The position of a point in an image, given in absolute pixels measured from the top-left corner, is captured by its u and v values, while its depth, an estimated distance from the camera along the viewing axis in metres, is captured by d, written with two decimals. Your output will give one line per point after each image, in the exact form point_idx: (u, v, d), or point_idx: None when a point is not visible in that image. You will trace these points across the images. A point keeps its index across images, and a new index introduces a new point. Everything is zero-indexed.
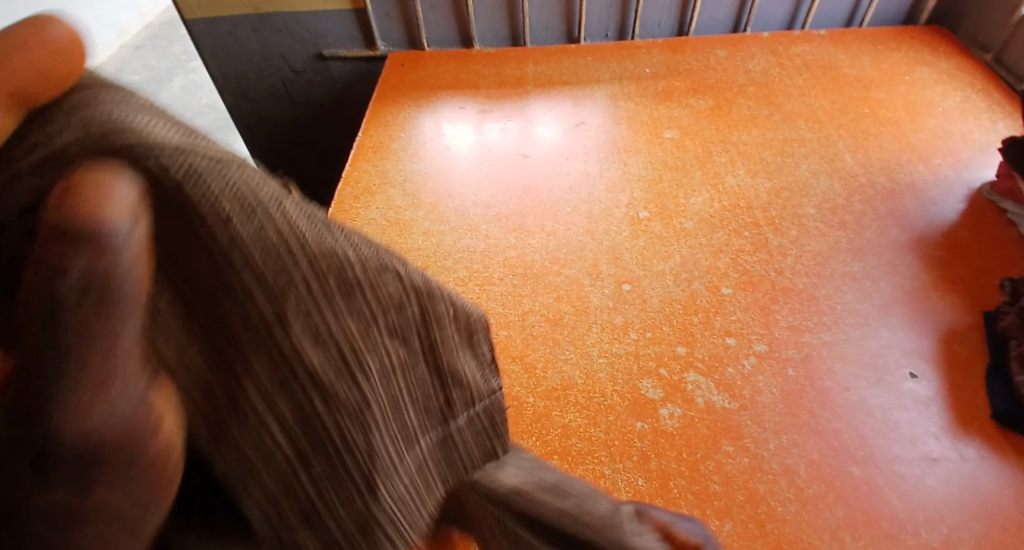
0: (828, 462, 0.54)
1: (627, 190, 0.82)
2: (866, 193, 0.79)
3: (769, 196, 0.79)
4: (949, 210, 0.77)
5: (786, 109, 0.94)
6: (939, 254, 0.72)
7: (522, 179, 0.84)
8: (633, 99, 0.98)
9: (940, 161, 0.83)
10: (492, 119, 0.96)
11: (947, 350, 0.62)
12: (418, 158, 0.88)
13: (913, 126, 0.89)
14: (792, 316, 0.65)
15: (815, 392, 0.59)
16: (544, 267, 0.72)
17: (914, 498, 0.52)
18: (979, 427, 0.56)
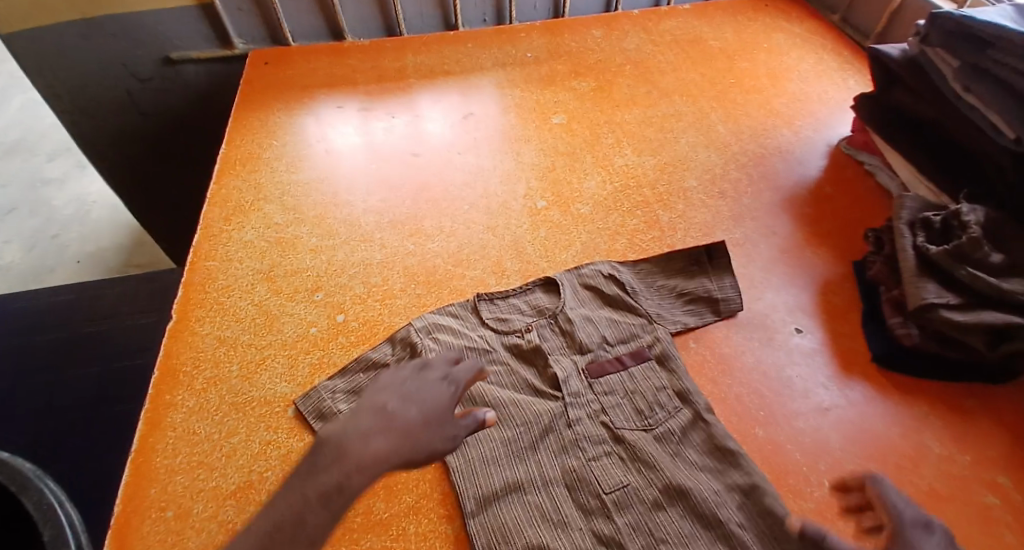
0: (735, 428, 0.56)
1: (522, 181, 0.81)
2: (742, 161, 0.83)
3: (656, 172, 0.82)
4: (815, 169, 0.83)
5: (663, 84, 0.96)
6: (811, 212, 0.77)
7: (412, 179, 0.81)
8: (517, 86, 0.96)
9: (803, 123, 0.89)
10: (374, 117, 0.90)
11: (826, 302, 0.67)
12: (296, 168, 0.82)
13: (778, 91, 0.95)
14: (688, 283, 0.66)
15: (716, 361, 0.61)
16: (445, 271, 0.69)
17: (813, 449, 0.54)
18: (859, 371, 0.60)
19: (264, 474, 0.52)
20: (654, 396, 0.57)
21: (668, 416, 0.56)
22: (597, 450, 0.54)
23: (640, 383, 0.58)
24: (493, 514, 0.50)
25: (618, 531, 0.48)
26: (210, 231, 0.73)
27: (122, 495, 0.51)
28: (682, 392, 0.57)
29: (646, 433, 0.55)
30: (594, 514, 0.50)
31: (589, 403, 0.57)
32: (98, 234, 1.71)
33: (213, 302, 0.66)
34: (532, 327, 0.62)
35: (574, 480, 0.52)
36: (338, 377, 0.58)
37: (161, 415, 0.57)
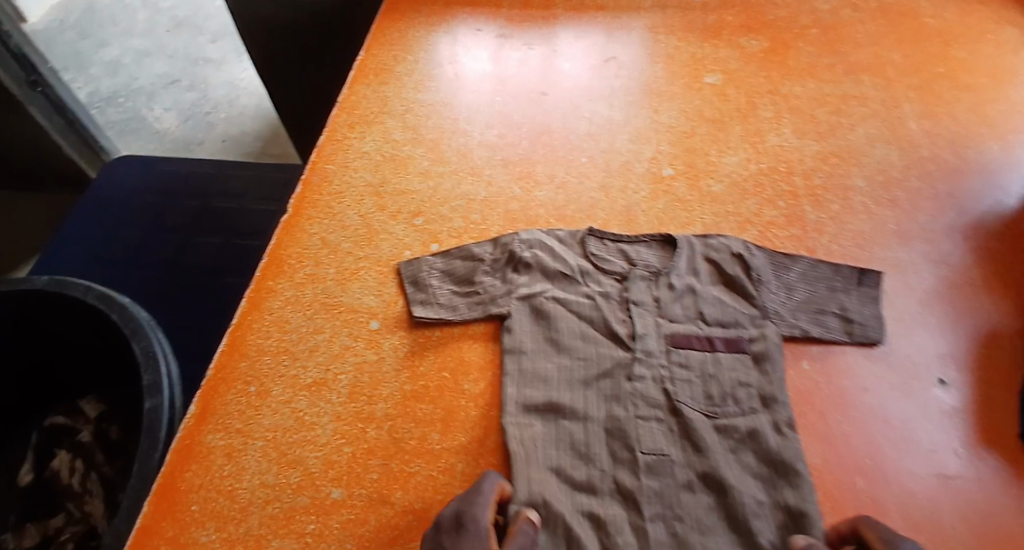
0: (831, 470, 0.49)
1: (653, 142, 0.73)
2: (926, 167, 0.69)
3: (814, 161, 0.70)
4: (1019, 196, 0.67)
5: (851, 59, 0.81)
6: (998, 246, 0.63)
7: (537, 119, 0.76)
8: (674, 33, 0.86)
9: (1019, 137, 0.72)
10: (512, 46, 0.85)
11: (987, 357, 0.55)
12: (427, 86, 0.80)
13: (997, 92, 0.77)
14: (825, 296, 0.58)
15: (828, 390, 0.53)
16: (548, 224, 0.65)
17: (920, 522, 0.46)
18: (1009, 449, 0.50)
19: (338, 377, 0.54)
20: (732, 389, 0.52)
21: (740, 414, 0.50)
22: (649, 411, 0.51)
23: (722, 370, 0.53)
24: (527, 424, 0.50)
25: (638, 489, 0.47)
26: (334, 134, 0.74)
27: (216, 361, 0.55)
28: (768, 398, 0.51)
29: (708, 420, 0.50)
30: (621, 465, 0.48)
31: (659, 365, 0.53)
32: (245, 119, 1.85)
33: (324, 205, 0.67)
34: (627, 275, 0.59)
35: (613, 428, 0.50)
36: (440, 256, 0.62)
37: (261, 297, 0.59)
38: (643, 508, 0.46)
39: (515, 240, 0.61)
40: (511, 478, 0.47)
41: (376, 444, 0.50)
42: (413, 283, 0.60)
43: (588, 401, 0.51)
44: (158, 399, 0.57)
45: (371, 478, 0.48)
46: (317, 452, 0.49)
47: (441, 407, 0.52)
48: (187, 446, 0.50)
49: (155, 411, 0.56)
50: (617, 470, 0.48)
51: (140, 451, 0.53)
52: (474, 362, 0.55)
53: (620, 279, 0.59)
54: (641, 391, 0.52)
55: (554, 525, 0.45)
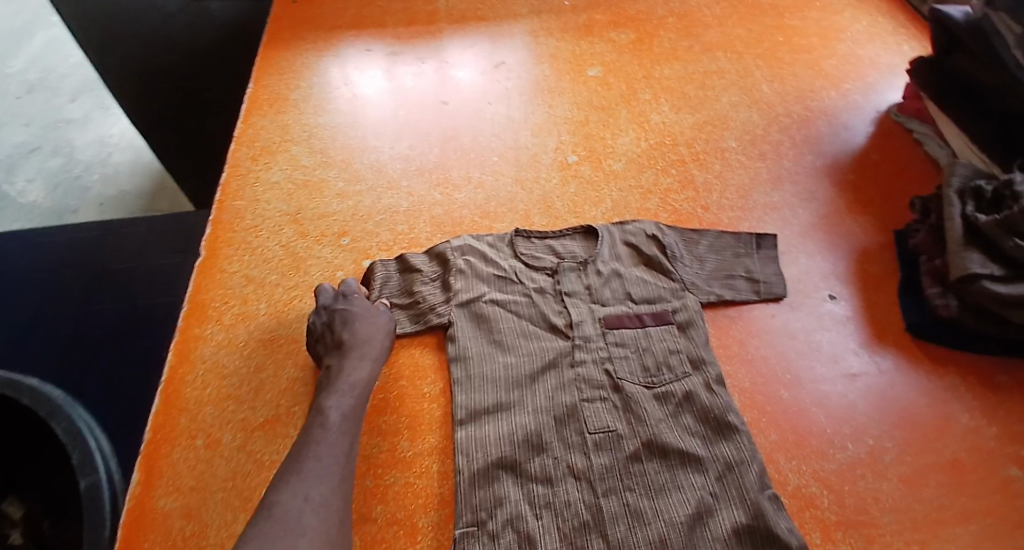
0: (760, 388, 0.55)
1: (553, 134, 0.78)
2: (784, 122, 0.80)
3: (693, 131, 0.79)
4: (858, 134, 0.79)
5: (706, 39, 0.92)
6: (851, 177, 0.74)
7: (441, 127, 0.79)
8: (552, 34, 0.93)
9: (850, 86, 0.85)
10: (403, 61, 0.88)
11: (860, 269, 0.65)
12: (325, 110, 0.80)
13: (826, 51, 0.91)
14: (731, 261, 0.64)
15: (743, 322, 0.60)
16: (472, 223, 0.68)
17: (839, 415, 0.54)
18: (892, 340, 0.59)
19: (292, 410, 0.52)
20: (666, 357, 0.56)
21: (675, 379, 0.54)
22: (593, 393, 0.54)
23: (653, 342, 0.57)
24: (479, 427, 0.52)
25: (590, 469, 0.49)
26: (237, 170, 0.73)
27: (153, 422, 0.52)
28: (697, 359, 0.56)
29: (648, 389, 0.54)
30: (574, 449, 0.50)
31: (597, 349, 0.57)
32: (124, 177, 1.72)
33: (240, 240, 0.66)
34: (558, 268, 0.62)
35: (560, 415, 0.52)
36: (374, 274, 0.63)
37: (190, 347, 0.57)
38: (597, 487, 0.48)
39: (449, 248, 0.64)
40: (470, 485, 0.48)
41: None
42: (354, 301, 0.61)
43: (535, 395, 0.54)
44: (94, 476, 0.55)
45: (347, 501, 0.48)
46: None
47: (404, 415, 0.54)
48: (140, 516, 0.46)
49: (94, 488, 0.54)
50: (570, 455, 0.50)
51: (87, 535, 0.51)
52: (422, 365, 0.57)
53: (551, 274, 0.62)
54: (584, 378, 0.55)
55: (515, 521, 0.46)
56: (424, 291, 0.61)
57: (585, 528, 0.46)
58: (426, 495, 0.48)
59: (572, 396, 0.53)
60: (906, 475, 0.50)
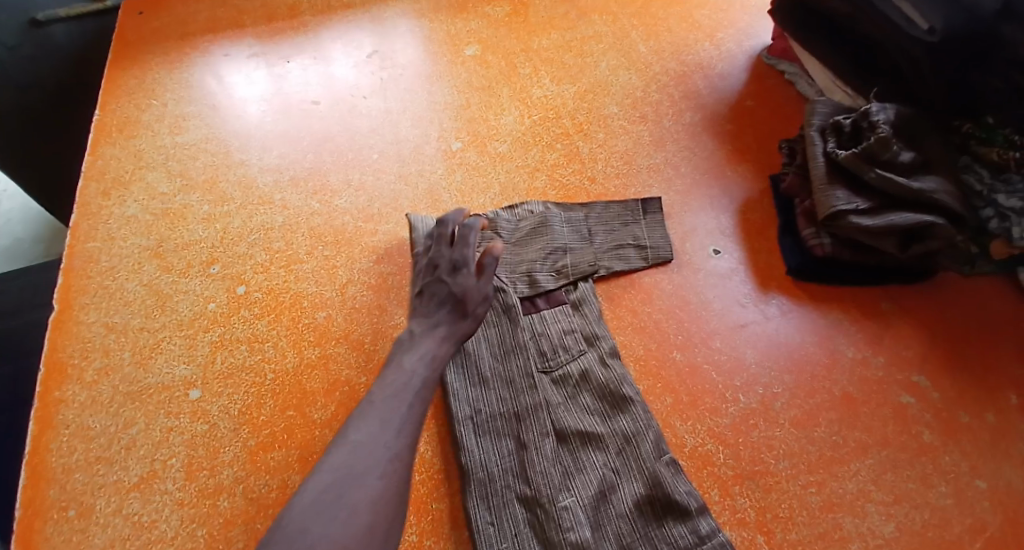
0: (654, 354, 0.56)
1: (435, 122, 0.76)
2: (662, 80, 0.80)
3: (575, 101, 0.78)
4: (733, 83, 0.80)
5: (581, 4, 0.90)
6: (729, 127, 0.75)
7: (315, 131, 0.75)
8: (426, 16, 0.89)
9: (724, 35, 0.86)
10: (268, 64, 0.82)
11: (742, 218, 0.66)
12: (188, 129, 0.75)
13: (698, 2, 0.91)
14: (620, 231, 0.64)
15: (636, 290, 0.60)
16: (356, 229, 0.65)
17: (730, 368, 0.55)
18: (776, 285, 0.61)
19: (169, 463, 0.49)
20: (561, 338, 0.56)
21: (570, 360, 0.55)
22: (493, 388, 0.54)
23: (548, 325, 0.57)
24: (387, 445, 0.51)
25: (494, 466, 0.49)
26: (87, 209, 0.67)
27: (18, 501, 0.47)
28: (590, 337, 0.56)
29: (546, 374, 0.54)
30: (476, 449, 0.50)
31: (493, 341, 0.56)
32: (10, 221, 1.59)
33: (97, 286, 0.61)
34: None
35: (467, 419, 0.52)
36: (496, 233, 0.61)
37: (51, 413, 0.52)
38: (501, 483, 0.48)
39: (341, 263, 0.62)
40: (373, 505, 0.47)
41: (233, 512, 0.46)
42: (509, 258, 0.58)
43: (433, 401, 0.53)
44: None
45: (236, 549, 0.44)
46: (167, 547, 0.44)
47: (294, 445, 0.49)
48: None
49: None
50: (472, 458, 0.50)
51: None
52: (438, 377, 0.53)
53: None
54: (481, 373, 0.54)
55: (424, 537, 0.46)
56: (305, 311, 0.58)
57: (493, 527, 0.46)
58: None
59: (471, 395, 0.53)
60: (798, 417, 0.52)
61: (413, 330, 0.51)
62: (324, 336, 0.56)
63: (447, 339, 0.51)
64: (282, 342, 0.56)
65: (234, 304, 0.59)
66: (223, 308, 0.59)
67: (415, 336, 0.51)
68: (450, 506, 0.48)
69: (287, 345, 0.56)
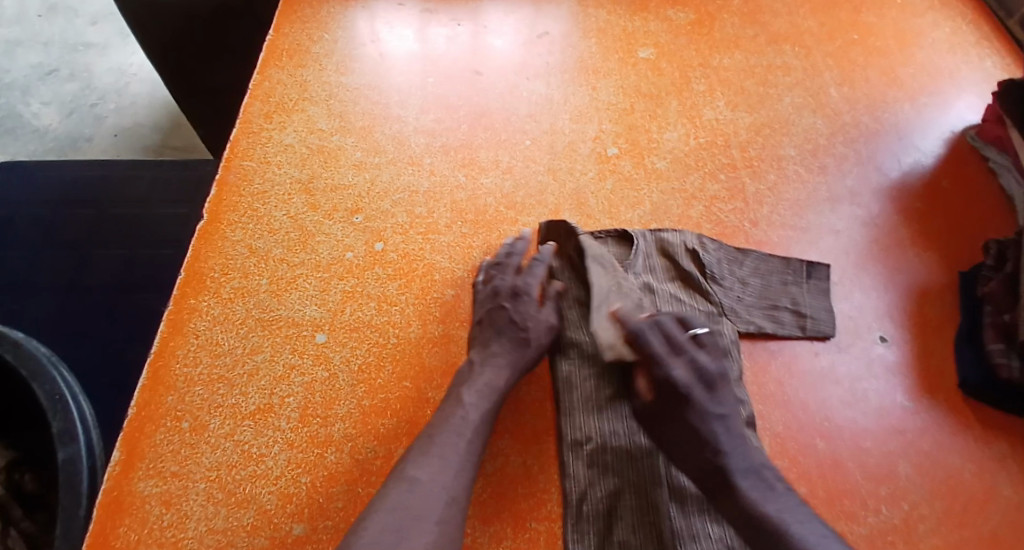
0: (794, 435, 0.51)
1: (594, 121, 0.71)
2: (850, 133, 0.73)
3: (748, 133, 0.72)
4: (930, 156, 0.72)
5: (772, 29, 0.83)
6: (916, 204, 0.67)
7: (473, 101, 0.72)
8: (603, 6, 0.84)
9: (926, 99, 0.77)
10: (437, 22, 0.80)
11: (916, 310, 0.59)
12: (350, 71, 0.74)
13: (904, 56, 0.82)
14: (777, 290, 0.58)
15: (783, 358, 0.55)
16: (498, 213, 0.62)
17: (877, 474, 0.49)
18: (944, 395, 0.54)
19: (285, 401, 0.48)
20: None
21: None
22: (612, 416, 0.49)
23: None
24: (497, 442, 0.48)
25: (598, 502, 0.45)
26: (247, 126, 0.67)
27: (137, 399, 0.47)
28: None
29: None
30: (582, 480, 0.46)
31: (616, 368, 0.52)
32: (140, 108, 1.67)
33: (245, 206, 0.60)
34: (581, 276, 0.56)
35: (578, 441, 0.48)
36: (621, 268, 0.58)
37: (183, 319, 0.52)
38: (602, 525, 0.44)
39: (480, 246, 0.60)
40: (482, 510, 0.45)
41: (337, 469, 0.45)
42: None
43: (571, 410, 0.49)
44: (73, 447, 0.52)
45: (335, 508, 0.43)
46: (270, 486, 0.43)
47: (405, 419, 0.48)
48: (116, 499, 0.42)
49: (71, 463, 0.51)
50: (577, 486, 0.45)
51: (61, 510, 0.48)
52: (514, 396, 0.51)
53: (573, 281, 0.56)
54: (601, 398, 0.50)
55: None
56: (437, 285, 0.56)
57: None
58: None
59: (587, 418, 0.49)
60: None
61: (488, 355, 0.49)
62: (450, 315, 0.54)
63: (507, 370, 0.48)
64: (409, 309, 0.54)
65: (370, 257, 0.57)
66: (359, 260, 0.57)
67: (490, 362, 0.49)
68: (550, 531, 0.44)
69: (414, 314, 0.54)
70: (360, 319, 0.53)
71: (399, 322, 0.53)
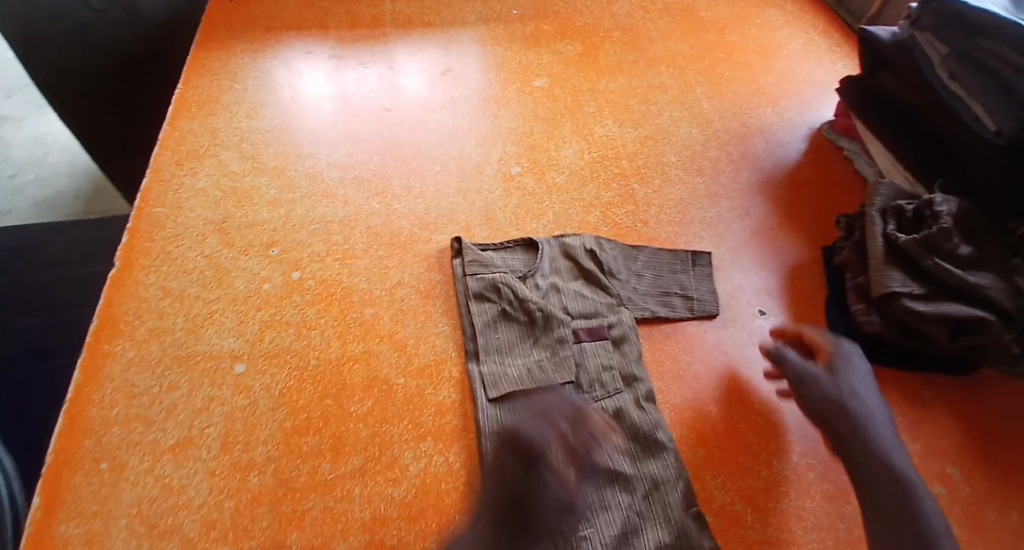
0: (691, 405, 0.56)
1: (498, 145, 0.78)
2: (723, 138, 0.82)
3: (636, 145, 0.80)
4: (794, 151, 0.82)
5: (650, 53, 0.93)
6: (786, 193, 0.76)
7: (382, 137, 0.77)
8: (500, 43, 0.92)
9: (788, 103, 0.88)
10: (345, 68, 0.86)
11: (792, 284, 0.67)
12: (263, 117, 0.78)
13: (765, 68, 0.93)
14: (668, 278, 0.65)
15: (678, 338, 0.61)
16: (412, 234, 0.67)
17: (766, 430, 0.55)
18: None
19: (205, 432, 0.49)
20: (599, 374, 0.56)
21: (606, 396, 0.55)
22: (527, 403, 0.53)
23: (587, 358, 0.57)
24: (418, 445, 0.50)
25: None
26: (161, 176, 0.70)
27: (53, 445, 0.48)
28: (629, 376, 0.56)
29: (578, 406, 0.54)
30: None
31: (521, 362, 0.56)
32: (58, 176, 1.64)
33: (159, 251, 0.62)
34: (492, 285, 0.61)
35: (497, 430, 0.51)
36: (528, 274, 0.63)
37: (97, 364, 0.53)
38: None
39: (395, 266, 0.64)
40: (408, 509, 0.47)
41: (262, 490, 0.47)
42: (515, 315, 0.59)
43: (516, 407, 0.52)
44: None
45: (260, 527, 0.45)
46: (193, 515, 0.45)
47: (327, 435, 0.50)
48: (35, 545, 0.43)
49: None
50: (497, 471, 0.49)
51: None
52: (434, 400, 0.53)
53: (485, 289, 0.61)
54: (516, 390, 0.54)
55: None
56: (354, 306, 0.60)
57: None
58: (346, 519, 0.46)
59: (504, 410, 0.52)
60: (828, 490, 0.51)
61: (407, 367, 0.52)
62: (370, 332, 0.58)
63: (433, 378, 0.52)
64: (328, 331, 0.57)
65: (289, 286, 0.60)
66: (278, 291, 0.60)
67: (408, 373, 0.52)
68: (471, 521, 0.47)
69: (333, 335, 0.57)
70: (278, 346, 0.56)
71: (318, 344, 0.56)
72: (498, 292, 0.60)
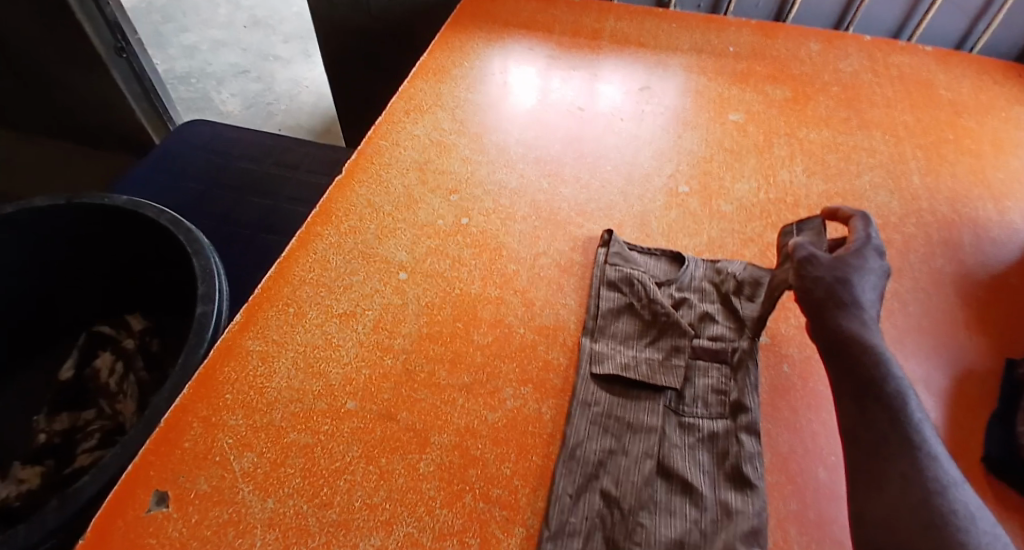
0: (797, 459, 0.52)
1: (673, 162, 0.80)
2: (922, 218, 0.76)
3: (820, 198, 0.77)
4: (1005, 254, 0.72)
5: (865, 116, 0.89)
6: (980, 293, 0.68)
7: (570, 128, 0.84)
8: (707, 74, 0.94)
9: (1013, 204, 0.78)
10: (558, 65, 0.95)
11: (955, 385, 0.60)
12: (477, 89, 0.89)
13: (998, 162, 0.83)
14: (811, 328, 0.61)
15: (805, 393, 0.56)
16: (570, 216, 0.72)
17: None
18: (963, 465, 0.54)
19: (365, 313, 0.59)
20: (705, 392, 0.55)
21: (706, 415, 0.54)
22: (627, 392, 0.55)
23: (697, 374, 0.56)
24: (519, 388, 0.55)
25: (592, 454, 0.50)
26: (390, 116, 0.83)
27: (264, 283, 0.61)
28: (736, 404, 0.54)
29: (675, 412, 0.54)
30: (585, 435, 0.52)
31: (630, 354, 0.58)
32: (301, 111, 1.99)
33: (374, 171, 0.75)
34: (628, 281, 0.63)
35: (590, 402, 0.54)
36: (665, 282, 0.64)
37: (309, 238, 0.66)
38: (590, 472, 0.49)
39: (547, 238, 0.69)
40: (499, 433, 0.52)
41: (391, 370, 0.55)
42: (638, 313, 0.61)
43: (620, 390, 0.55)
44: (209, 306, 0.67)
45: (382, 397, 0.53)
46: (340, 368, 0.54)
47: (451, 349, 0.57)
48: (231, 346, 0.55)
49: (205, 315, 0.66)
50: (578, 435, 0.51)
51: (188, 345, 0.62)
52: (543, 356, 0.58)
53: (621, 282, 0.63)
54: (620, 377, 0.56)
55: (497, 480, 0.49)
56: (503, 260, 0.66)
57: (570, 498, 0.48)
58: (445, 420, 0.52)
59: (602, 389, 0.55)
60: None
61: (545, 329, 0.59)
62: (508, 284, 0.64)
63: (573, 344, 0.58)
64: (475, 271, 0.64)
65: (456, 226, 0.69)
66: (445, 228, 0.69)
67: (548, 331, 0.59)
68: (547, 467, 0.50)
69: (478, 276, 0.64)
70: (437, 269, 0.64)
71: (466, 279, 0.63)
72: (631, 288, 0.63)
